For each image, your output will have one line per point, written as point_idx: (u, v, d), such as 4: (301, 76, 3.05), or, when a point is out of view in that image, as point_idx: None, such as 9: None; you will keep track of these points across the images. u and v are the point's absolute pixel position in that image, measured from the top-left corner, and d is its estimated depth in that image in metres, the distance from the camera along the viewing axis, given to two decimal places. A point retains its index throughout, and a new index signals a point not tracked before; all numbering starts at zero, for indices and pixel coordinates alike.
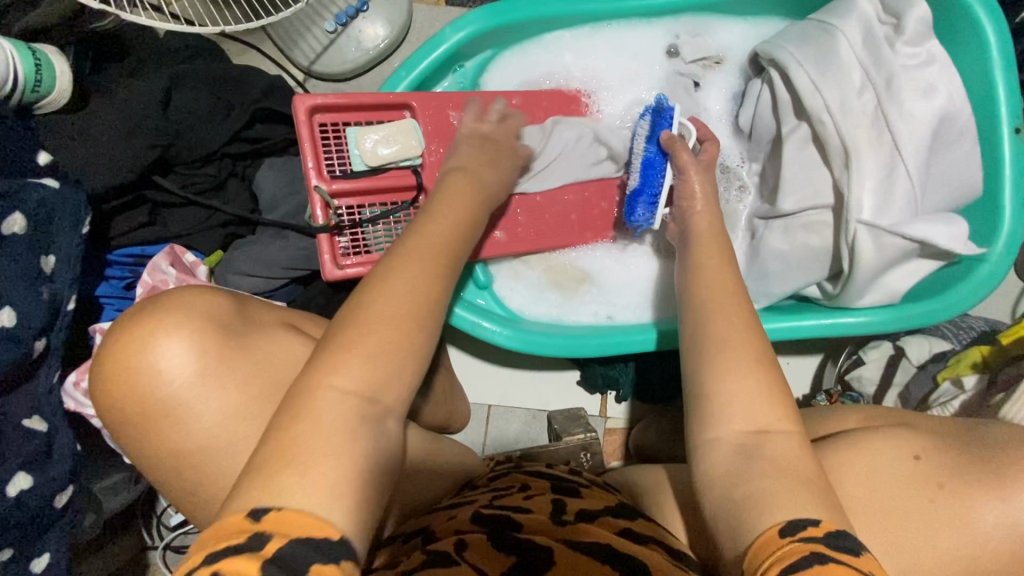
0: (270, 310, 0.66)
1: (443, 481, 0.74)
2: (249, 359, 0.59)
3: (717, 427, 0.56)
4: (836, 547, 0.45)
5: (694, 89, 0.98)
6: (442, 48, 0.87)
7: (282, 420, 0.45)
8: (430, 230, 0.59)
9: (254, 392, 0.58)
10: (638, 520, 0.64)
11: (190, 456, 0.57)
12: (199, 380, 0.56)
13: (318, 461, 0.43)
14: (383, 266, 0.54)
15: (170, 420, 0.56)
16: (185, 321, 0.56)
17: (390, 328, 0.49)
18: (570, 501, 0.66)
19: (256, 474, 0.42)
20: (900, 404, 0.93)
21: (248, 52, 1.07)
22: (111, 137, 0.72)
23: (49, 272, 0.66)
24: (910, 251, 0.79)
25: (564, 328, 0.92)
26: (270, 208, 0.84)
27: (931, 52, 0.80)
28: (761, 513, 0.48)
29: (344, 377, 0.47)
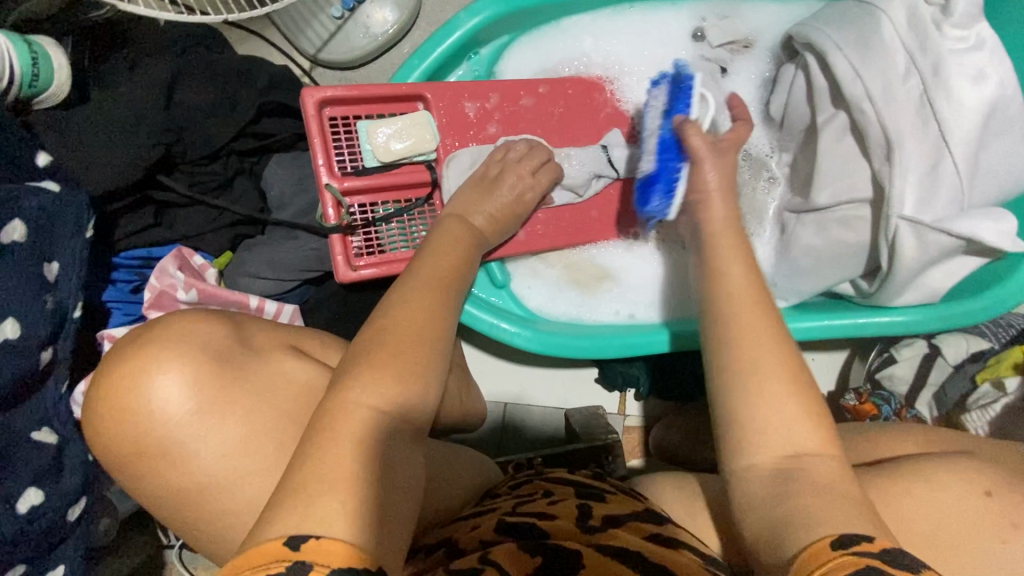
0: (274, 333, 0.63)
1: (462, 489, 0.71)
2: (246, 391, 0.56)
3: (753, 454, 0.50)
4: (896, 564, 0.40)
5: (721, 75, 0.92)
6: (458, 34, 0.82)
7: (315, 437, 0.45)
8: (446, 256, 0.64)
9: (259, 421, 0.56)
10: (666, 525, 0.58)
11: (191, 497, 0.55)
12: (195, 418, 0.54)
13: (347, 490, 0.42)
14: (395, 292, 0.57)
15: (168, 459, 0.54)
16: (180, 356, 0.54)
17: (409, 345, 0.51)
18: (595, 505, 0.61)
19: (291, 497, 0.41)
20: (933, 406, 0.89)
21: (252, 40, 1.02)
22: (114, 136, 0.69)
23: (53, 280, 0.63)
24: (955, 248, 0.74)
25: (584, 328, 0.89)
26: (280, 206, 0.81)
27: (981, 35, 0.74)
28: (804, 527, 0.44)
29: (370, 395, 0.47)
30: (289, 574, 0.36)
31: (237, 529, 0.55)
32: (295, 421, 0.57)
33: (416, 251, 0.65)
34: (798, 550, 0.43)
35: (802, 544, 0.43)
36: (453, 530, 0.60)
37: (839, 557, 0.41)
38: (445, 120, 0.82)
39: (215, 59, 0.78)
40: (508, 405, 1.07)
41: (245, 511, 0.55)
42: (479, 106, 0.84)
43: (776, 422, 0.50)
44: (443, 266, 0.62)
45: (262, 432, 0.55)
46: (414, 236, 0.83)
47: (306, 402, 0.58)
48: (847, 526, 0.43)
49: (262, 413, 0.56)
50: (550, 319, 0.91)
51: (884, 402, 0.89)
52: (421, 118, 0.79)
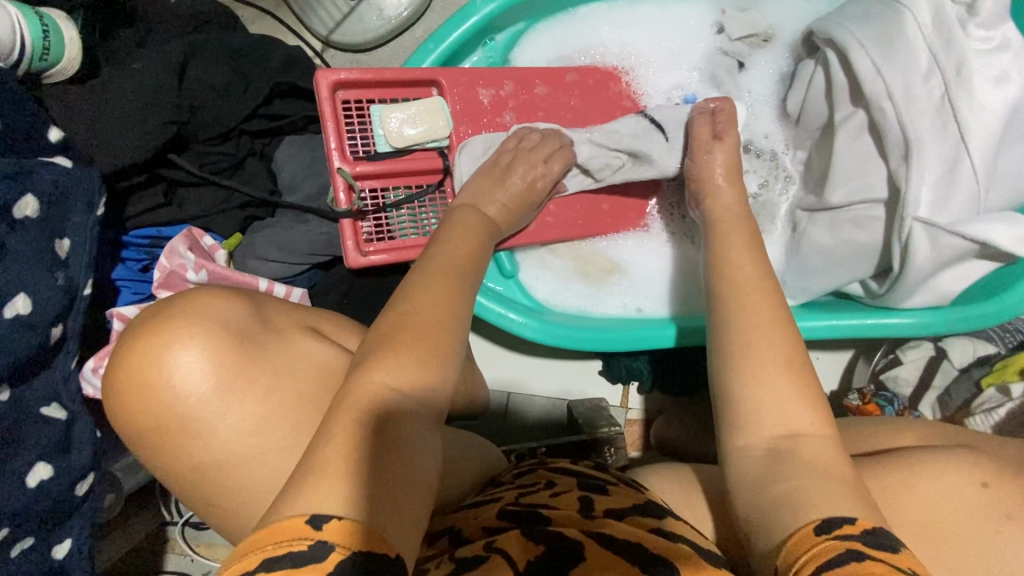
0: (292, 311, 0.63)
1: (470, 474, 0.72)
2: (266, 372, 0.56)
3: (748, 434, 0.51)
4: (876, 544, 0.40)
5: (738, 69, 0.91)
6: (474, 19, 0.81)
7: (336, 418, 0.45)
8: (462, 243, 0.63)
9: (275, 401, 0.56)
10: (668, 519, 0.57)
11: (207, 471, 0.55)
12: (215, 395, 0.54)
13: (368, 474, 0.42)
14: (413, 276, 0.57)
15: (185, 435, 0.54)
16: (200, 331, 0.54)
17: (428, 326, 0.51)
18: (598, 498, 0.60)
19: (312, 474, 0.41)
20: (937, 409, 0.89)
21: (264, 19, 1.01)
22: (126, 112, 0.68)
23: (64, 256, 0.63)
24: (967, 252, 0.74)
25: (593, 320, 0.89)
26: (291, 189, 0.81)
27: (1006, 37, 0.73)
28: (792, 512, 0.44)
29: (392, 378, 0.47)
30: (310, 553, 0.37)
31: (246, 507, 0.56)
32: (307, 405, 0.57)
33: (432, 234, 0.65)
34: (784, 536, 0.43)
35: (786, 532, 0.43)
36: (458, 517, 0.60)
37: (821, 541, 0.41)
38: (459, 107, 0.81)
39: (228, 37, 0.77)
40: (512, 394, 1.08)
41: (260, 492, 0.55)
42: (494, 94, 0.83)
43: (780, 411, 0.51)
44: (460, 251, 0.62)
45: (281, 412, 0.56)
46: (423, 223, 0.83)
47: (316, 385, 0.58)
48: (833, 505, 0.43)
49: (281, 394, 0.56)
50: (558, 310, 0.91)
51: (887, 403, 0.89)
52: (435, 104, 0.78)
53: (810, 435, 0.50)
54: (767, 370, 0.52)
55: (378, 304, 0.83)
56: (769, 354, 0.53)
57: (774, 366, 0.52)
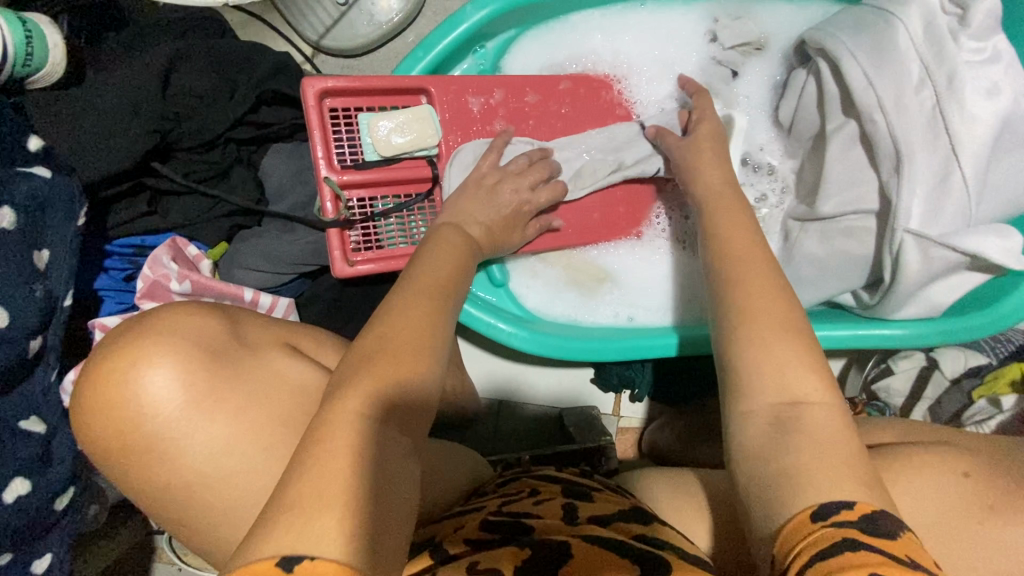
0: (266, 328, 0.62)
1: (455, 485, 0.71)
2: (237, 390, 0.56)
3: (749, 400, 0.50)
4: (873, 532, 0.39)
5: (731, 78, 0.91)
6: (463, 27, 0.80)
7: (308, 451, 0.44)
8: (439, 260, 0.61)
9: (246, 420, 0.55)
10: (656, 525, 0.57)
11: (176, 491, 0.54)
12: (184, 414, 0.53)
13: (345, 510, 0.41)
14: (392, 294, 0.55)
15: (154, 455, 0.53)
16: (169, 349, 0.53)
17: (407, 349, 0.50)
18: (582, 505, 0.59)
19: (286, 513, 0.40)
20: (928, 418, 0.88)
21: (253, 24, 1.01)
22: (109, 121, 0.67)
23: (43, 267, 0.62)
24: (959, 264, 0.74)
25: (583, 329, 0.88)
26: (278, 197, 0.80)
27: (997, 48, 0.73)
28: (790, 497, 0.43)
29: (367, 405, 0.46)
30: None
31: (225, 525, 0.55)
32: (284, 422, 0.57)
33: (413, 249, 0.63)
34: (782, 521, 0.43)
35: (783, 518, 0.43)
36: (441, 528, 0.60)
37: (817, 529, 0.40)
38: (448, 116, 0.81)
39: (214, 43, 0.76)
40: (503, 402, 1.07)
41: (240, 508, 0.55)
42: (484, 102, 0.82)
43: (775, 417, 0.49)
44: (442, 268, 0.60)
45: (253, 431, 0.55)
46: (412, 232, 0.82)
47: (297, 400, 0.58)
48: (833, 490, 0.42)
49: (253, 412, 0.56)
50: (547, 319, 0.90)
51: (877, 413, 0.89)
52: (423, 111, 0.78)
53: (816, 406, 0.48)
54: (756, 385, 0.50)
55: (366, 313, 0.82)
56: (763, 358, 0.51)
57: (765, 378, 0.50)
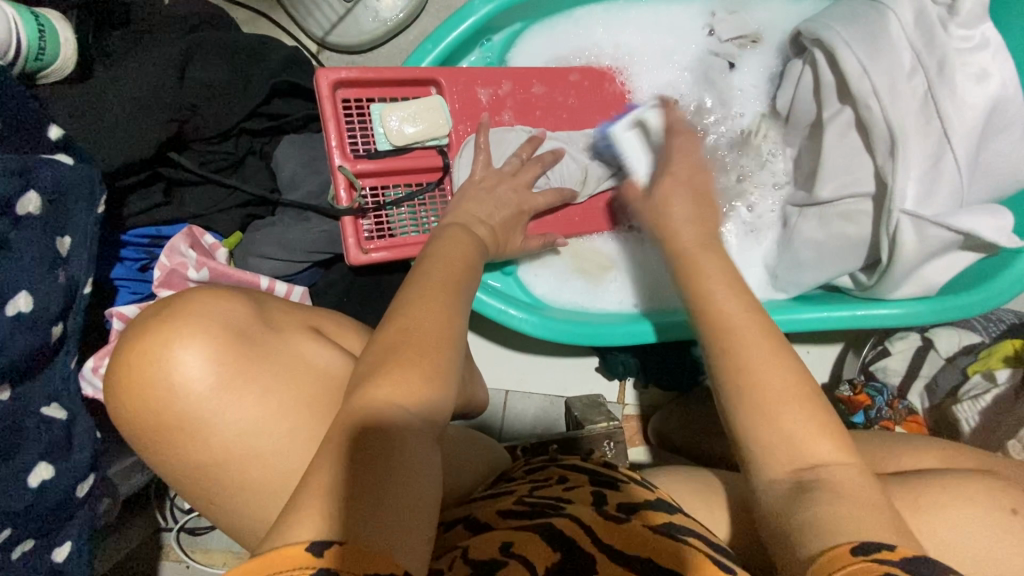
0: (292, 313, 0.63)
1: (475, 469, 0.73)
2: (264, 372, 0.56)
3: (765, 445, 0.49)
4: (915, 572, 0.39)
5: (729, 70, 0.93)
6: (472, 20, 0.83)
7: (332, 445, 0.46)
8: (451, 253, 0.63)
9: (274, 402, 0.56)
10: (676, 515, 0.58)
11: (206, 470, 0.55)
12: (214, 395, 0.54)
13: (367, 496, 0.43)
14: (412, 290, 0.56)
15: (185, 435, 0.54)
16: (199, 330, 0.54)
17: (428, 345, 0.51)
18: (611, 493, 0.60)
19: (310, 501, 0.43)
20: (925, 397, 0.93)
21: (259, 21, 1.02)
22: (127, 111, 0.68)
23: (65, 254, 0.62)
24: (952, 243, 0.77)
25: (589, 315, 0.90)
26: (290, 187, 0.81)
27: (985, 36, 0.76)
28: (825, 530, 0.43)
29: (388, 394, 0.48)
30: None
31: (253, 503, 0.56)
32: (311, 402, 0.57)
33: (430, 245, 0.65)
34: (816, 554, 0.42)
35: (819, 548, 0.42)
36: (472, 507, 0.61)
37: (856, 562, 0.40)
38: (458, 106, 0.83)
39: (228, 36, 0.78)
40: (510, 392, 1.09)
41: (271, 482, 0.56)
42: (492, 93, 0.84)
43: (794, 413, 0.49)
44: (457, 265, 0.61)
45: (279, 414, 0.56)
46: (423, 222, 0.83)
47: (322, 379, 0.59)
48: (871, 531, 0.42)
49: (281, 394, 0.56)
50: (556, 306, 0.92)
51: (877, 393, 0.92)
52: (434, 102, 0.80)
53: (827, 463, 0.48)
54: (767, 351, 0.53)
55: (379, 302, 0.83)
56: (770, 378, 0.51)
57: (765, 397, 0.50)
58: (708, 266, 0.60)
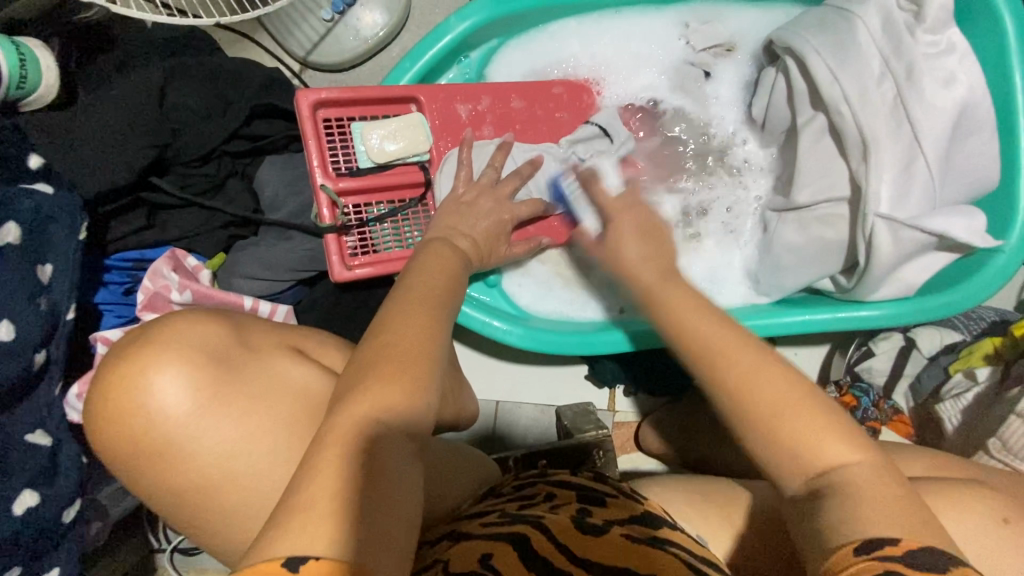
0: (272, 333, 0.64)
1: (464, 487, 0.73)
2: (245, 393, 0.57)
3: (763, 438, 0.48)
4: (918, 566, 0.39)
5: (704, 79, 0.95)
6: (448, 38, 0.84)
7: (312, 460, 0.46)
8: (432, 267, 0.63)
9: (256, 423, 0.56)
10: (664, 528, 0.59)
11: (188, 494, 0.55)
12: (196, 417, 0.55)
13: (345, 511, 0.44)
14: (393, 305, 0.57)
15: (169, 459, 0.54)
16: (180, 353, 0.55)
17: (409, 358, 0.52)
18: (595, 510, 0.60)
19: (294, 516, 0.42)
20: (910, 395, 0.95)
21: (241, 42, 1.04)
22: (107, 138, 0.69)
23: (47, 282, 0.63)
24: (927, 244, 0.78)
25: (574, 325, 0.91)
26: (273, 207, 0.81)
27: (950, 41, 0.78)
28: (828, 530, 0.44)
29: (366, 407, 0.48)
30: None
31: (237, 526, 0.56)
32: (294, 422, 0.58)
33: (416, 259, 0.66)
34: (828, 553, 0.43)
35: (827, 548, 0.43)
36: (457, 524, 0.61)
37: (859, 562, 0.41)
38: (438, 122, 0.84)
39: (207, 60, 0.78)
40: (500, 402, 1.09)
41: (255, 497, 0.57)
42: (472, 109, 0.85)
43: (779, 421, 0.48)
44: (438, 280, 0.62)
45: (259, 436, 0.56)
46: (406, 238, 0.84)
47: (305, 399, 0.59)
48: (879, 525, 0.42)
49: (262, 414, 0.57)
50: (541, 316, 0.93)
51: (863, 393, 0.92)
52: (414, 119, 0.81)
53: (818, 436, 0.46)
54: None
55: (364, 318, 0.83)
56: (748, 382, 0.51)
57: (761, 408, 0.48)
58: (684, 277, 0.60)
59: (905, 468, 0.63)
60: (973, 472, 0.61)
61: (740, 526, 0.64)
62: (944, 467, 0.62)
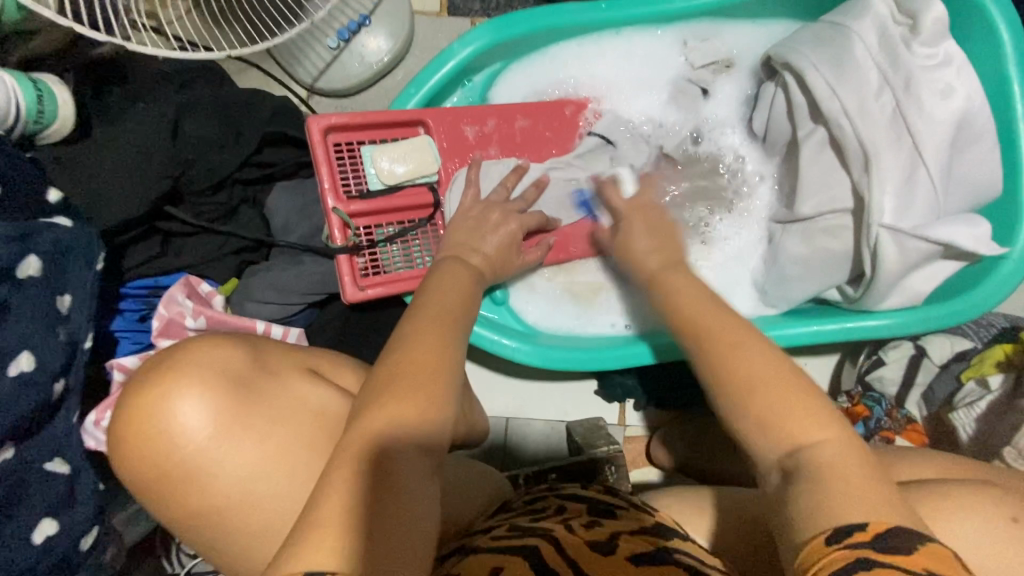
0: (289, 353, 0.64)
1: (477, 504, 0.73)
2: (263, 416, 0.58)
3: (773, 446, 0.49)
4: (887, 550, 0.40)
5: (704, 96, 0.96)
6: (452, 63, 0.86)
7: (328, 480, 0.47)
8: (446, 285, 0.64)
9: (275, 443, 0.57)
10: (675, 539, 0.59)
11: (208, 516, 0.56)
12: (215, 442, 0.55)
13: (360, 530, 0.44)
14: (408, 325, 0.57)
15: (189, 484, 0.55)
16: (197, 378, 0.56)
17: (424, 376, 0.52)
18: (608, 523, 0.61)
19: (314, 531, 0.43)
20: (922, 404, 0.93)
21: (250, 71, 1.07)
22: (123, 172, 0.71)
23: (66, 312, 0.64)
24: (933, 253, 0.78)
25: (582, 341, 0.91)
26: (284, 232, 0.83)
27: (948, 52, 0.79)
28: (806, 519, 0.44)
29: (382, 428, 0.49)
30: None
31: (255, 550, 0.57)
32: (312, 443, 0.59)
33: (431, 278, 0.67)
34: (800, 546, 0.43)
35: (801, 539, 0.43)
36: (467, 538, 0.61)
37: (832, 552, 0.41)
38: (445, 144, 0.85)
39: (217, 91, 0.80)
40: (510, 420, 1.09)
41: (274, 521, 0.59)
42: (478, 129, 0.87)
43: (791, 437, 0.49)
44: (451, 297, 0.62)
45: (278, 457, 0.57)
46: (416, 258, 0.85)
47: (321, 422, 0.60)
48: (848, 511, 0.43)
49: (281, 435, 0.58)
50: (547, 333, 0.94)
51: (876, 403, 0.91)
52: (422, 142, 0.82)
53: None
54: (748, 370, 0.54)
55: (375, 337, 0.84)
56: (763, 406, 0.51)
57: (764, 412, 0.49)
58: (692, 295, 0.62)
59: (916, 470, 0.62)
60: (986, 476, 0.60)
61: (753, 539, 0.64)
62: (954, 469, 0.62)
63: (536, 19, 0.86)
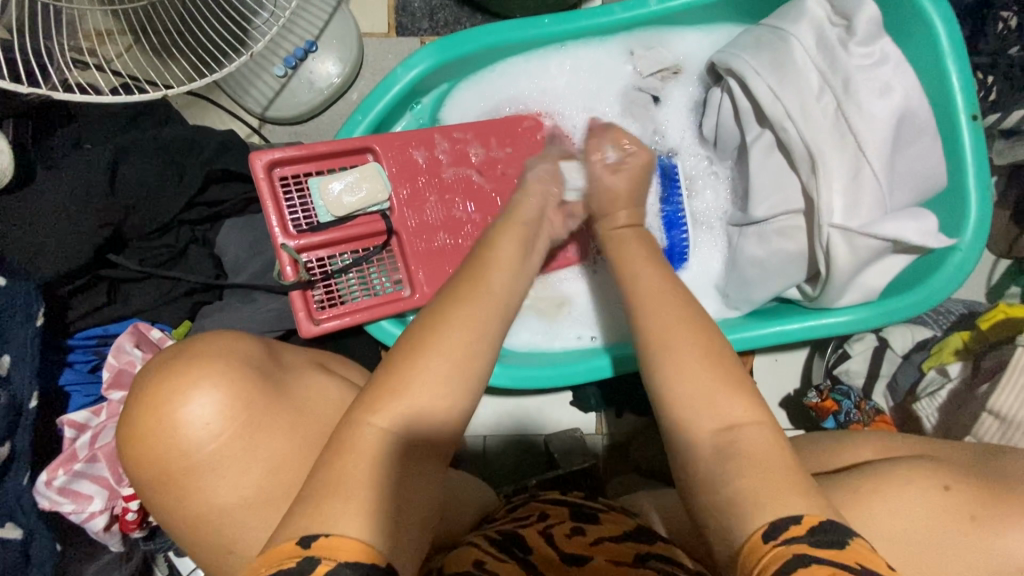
0: (300, 354, 0.70)
1: (472, 506, 0.74)
2: (281, 416, 0.61)
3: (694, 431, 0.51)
4: (822, 544, 0.41)
5: (654, 103, 0.97)
6: (397, 88, 0.85)
7: (332, 450, 0.46)
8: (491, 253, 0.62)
9: (297, 439, 0.61)
10: (658, 543, 0.60)
11: (210, 521, 0.58)
12: (226, 439, 0.58)
13: (371, 502, 0.43)
14: (435, 303, 0.54)
15: (195, 481, 0.58)
16: (219, 375, 0.59)
17: (443, 364, 0.49)
18: (591, 527, 0.61)
19: (322, 492, 0.43)
20: (888, 396, 0.94)
21: (198, 103, 1.05)
22: (55, 222, 0.68)
23: (5, 372, 0.63)
24: (883, 249, 0.79)
25: (548, 358, 0.91)
26: (235, 270, 0.82)
27: (884, 51, 0.80)
28: (737, 520, 0.45)
29: (389, 410, 0.47)
30: (299, 568, 0.38)
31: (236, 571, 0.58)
32: (289, 469, 0.59)
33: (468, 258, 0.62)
34: (739, 549, 0.44)
35: (740, 540, 0.44)
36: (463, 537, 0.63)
37: (770, 550, 0.42)
38: (395, 169, 0.84)
39: (155, 131, 0.78)
40: (488, 437, 1.02)
41: (231, 558, 0.59)
42: (428, 154, 0.86)
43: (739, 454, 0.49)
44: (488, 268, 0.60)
45: (286, 452, 0.60)
46: (374, 285, 0.85)
47: (284, 465, 0.59)
48: (782, 504, 0.44)
49: (300, 430, 0.61)
50: (514, 350, 0.93)
51: (843, 397, 0.91)
52: (371, 169, 0.81)
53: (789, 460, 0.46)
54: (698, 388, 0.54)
55: None
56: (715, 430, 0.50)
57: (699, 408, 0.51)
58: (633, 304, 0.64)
59: (856, 449, 0.65)
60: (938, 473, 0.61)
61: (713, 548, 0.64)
62: (893, 444, 0.65)
63: (479, 39, 0.86)
